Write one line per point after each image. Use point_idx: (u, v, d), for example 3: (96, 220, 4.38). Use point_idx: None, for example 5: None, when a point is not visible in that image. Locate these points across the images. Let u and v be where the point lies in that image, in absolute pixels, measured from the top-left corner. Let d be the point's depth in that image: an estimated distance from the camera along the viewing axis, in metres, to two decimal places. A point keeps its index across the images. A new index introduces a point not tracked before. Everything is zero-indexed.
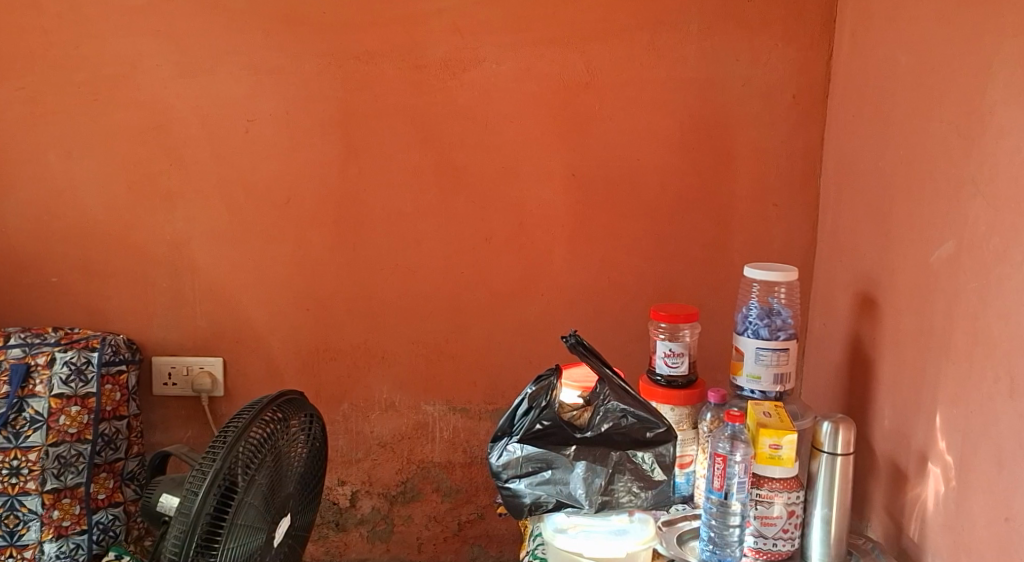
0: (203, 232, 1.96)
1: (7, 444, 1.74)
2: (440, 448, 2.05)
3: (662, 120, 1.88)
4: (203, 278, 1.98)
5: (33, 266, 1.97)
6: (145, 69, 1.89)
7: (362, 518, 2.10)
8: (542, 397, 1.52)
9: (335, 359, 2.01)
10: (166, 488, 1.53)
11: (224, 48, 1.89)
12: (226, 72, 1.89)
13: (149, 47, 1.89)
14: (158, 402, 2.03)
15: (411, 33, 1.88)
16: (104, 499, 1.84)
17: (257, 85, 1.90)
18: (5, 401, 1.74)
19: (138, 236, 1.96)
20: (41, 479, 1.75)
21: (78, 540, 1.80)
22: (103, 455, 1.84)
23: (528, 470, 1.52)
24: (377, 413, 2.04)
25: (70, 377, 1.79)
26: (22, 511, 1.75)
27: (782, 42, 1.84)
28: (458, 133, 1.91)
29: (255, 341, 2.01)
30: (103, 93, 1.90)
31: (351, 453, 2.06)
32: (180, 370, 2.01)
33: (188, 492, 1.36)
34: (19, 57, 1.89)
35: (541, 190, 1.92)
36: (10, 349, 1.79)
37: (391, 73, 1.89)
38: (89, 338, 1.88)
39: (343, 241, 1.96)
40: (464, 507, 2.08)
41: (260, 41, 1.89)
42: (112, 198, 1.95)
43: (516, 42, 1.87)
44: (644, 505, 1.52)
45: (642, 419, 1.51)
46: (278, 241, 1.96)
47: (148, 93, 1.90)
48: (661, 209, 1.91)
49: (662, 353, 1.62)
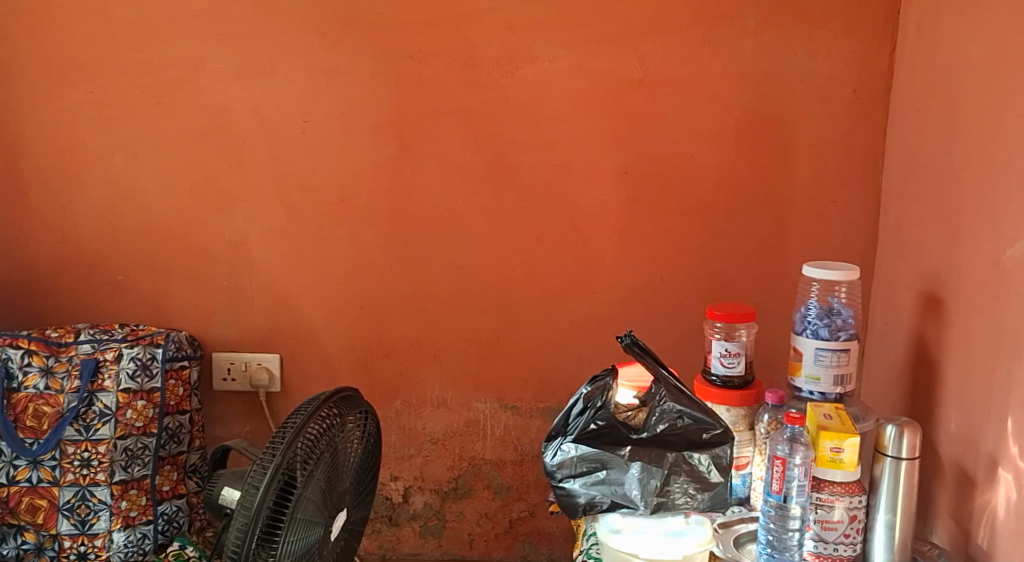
0: (261, 232, 2.01)
1: (78, 437, 1.81)
2: (491, 445, 2.07)
3: (717, 117, 1.86)
4: (261, 276, 2.03)
5: (100, 264, 2.04)
6: (207, 72, 1.94)
7: (415, 513, 2.13)
8: (598, 397, 1.52)
9: (388, 357, 2.04)
10: (228, 481, 1.57)
11: (282, 50, 1.92)
12: (284, 74, 1.93)
13: (210, 50, 1.93)
14: (217, 397, 2.09)
15: (464, 32, 1.89)
16: (168, 490, 1.90)
17: (314, 87, 1.93)
18: (76, 395, 1.81)
19: (199, 235, 2.02)
20: (111, 470, 1.81)
21: (145, 530, 1.85)
22: (167, 449, 1.90)
23: (582, 469, 1.52)
24: (430, 409, 2.06)
25: (136, 372, 1.85)
26: (93, 501, 1.81)
27: (843, 35, 1.80)
28: (510, 131, 1.91)
29: (310, 339, 2.04)
30: (166, 97, 1.96)
31: (404, 450, 2.09)
32: (239, 365, 2.05)
33: (250, 486, 1.40)
34: (87, 63, 1.95)
35: (593, 188, 1.92)
36: (81, 345, 1.86)
37: (444, 72, 1.90)
38: (154, 335, 1.93)
39: (396, 240, 1.98)
40: (516, 505, 2.09)
41: (317, 43, 1.91)
42: (175, 199, 2.00)
43: (569, 39, 1.87)
44: (700, 507, 1.51)
45: (699, 420, 1.49)
46: (333, 240, 1.99)
47: (209, 96, 1.95)
48: (715, 206, 1.89)
49: (717, 353, 1.60)
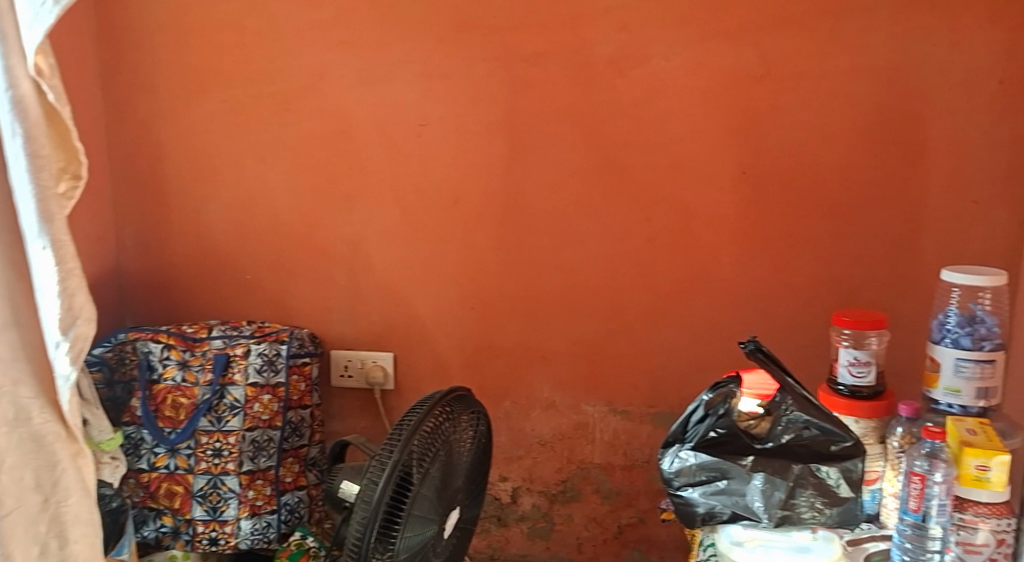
0: (378, 234, 2.06)
1: (211, 427, 1.91)
2: (600, 449, 2.05)
3: (844, 113, 1.77)
4: (377, 277, 2.08)
5: (230, 264, 2.15)
6: (330, 80, 2.01)
7: (523, 514, 2.13)
8: (720, 405, 1.47)
9: (498, 358, 2.06)
10: (348, 475, 1.62)
11: (400, 56, 1.97)
12: (402, 80, 1.98)
13: (333, 59, 2.00)
14: (335, 393, 2.16)
15: (578, 33, 1.87)
16: (290, 482, 1.98)
17: (430, 91, 1.97)
18: (209, 387, 1.92)
19: (320, 237, 2.09)
20: (239, 460, 1.90)
21: (269, 519, 1.94)
22: (290, 441, 1.98)
23: (701, 478, 1.47)
24: (539, 411, 2.06)
25: (263, 367, 1.94)
26: (223, 489, 1.90)
27: (985, 24, 1.68)
28: (624, 132, 1.89)
29: (424, 339, 2.09)
30: (292, 104, 2.04)
31: (513, 450, 2.10)
32: (355, 363, 2.12)
33: (369, 481, 1.44)
34: (219, 72, 2.06)
35: (709, 189, 1.87)
36: (213, 340, 1.97)
37: (558, 74, 1.90)
38: (279, 332, 2.02)
39: (508, 242, 1.99)
40: (625, 510, 2.08)
41: (433, 48, 1.95)
42: (298, 202, 2.09)
43: (686, 37, 1.83)
44: (828, 522, 1.44)
45: (827, 432, 1.43)
46: (447, 242, 2.03)
47: (331, 103, 2.02)
48: (840, 208, 1.81)
49: (845, 361, 1.52)
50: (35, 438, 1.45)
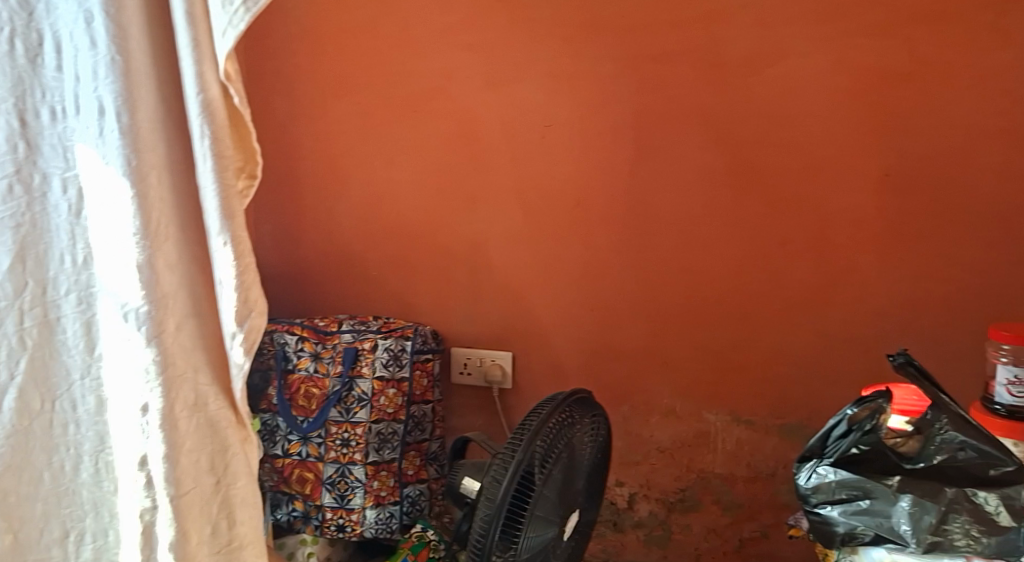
0: (500, 234, 2.08)
1: (340, 418, 1.98)
2: (722, 459, 2.00)
3: (1003, 113, 1.71)
4: (498, 277, 2.10)
5: (357, 261, 2.22)
6: (458, 81, 2.03)
7: (639, 522, 2.09)
8: (867, 421, 1.41)
9: (618, 361, 2.03)
10: (469, 471, 1.64)
11: (527, 57, 1.96)
12: (528, 80, 1.97)
13: (461, 60, 2.02)
14: (455, 389, 2.19)
15: (711, 31, 1.82)
16: (413, 474, 2.04)
17: (556, 92, 1.96)
18: (339, 379, 1.99)
19: (443, 236, 2.13)
20: (365, 451, 1.97)
21: (393, 509, 1.99)
22: (413, 435, 2.04)
23: (841, 496, 1.42)
24: (658, 418, 2.02)
25: (389, 361, 2.00)
26: (350, 478, 1.97)
27: None
28: (757, 133, 1.84)
29: (542, 339, 2.09)
30: (420, 106, 2.08)
31: (629, 456, 2.06)
32: (474, 361, 2.14)
33: (494, 478, 1.46)
34: (352, 77, 2.12)
35: (849, 192, 1.82)
36: (343, 334, 2.05)
37: (688, 73, 1.86)
38: (404, 328, 2.07)
39: (632, 244, 1.97)
40: (747, 523, 2.02)
41: (561, 49, 1.94)
42: (424, 201, 2.13)
43: (827, 34, 1.76)
44: (986, 553, 1.32)
45: (985, 454, 1.34)
46: (570, 243, 2.02)
47: (458, 104, 2.04)
48: (987, 213, 1.76)
49: (1004, 380, 1.42)
50: (210, 423, 1.28)
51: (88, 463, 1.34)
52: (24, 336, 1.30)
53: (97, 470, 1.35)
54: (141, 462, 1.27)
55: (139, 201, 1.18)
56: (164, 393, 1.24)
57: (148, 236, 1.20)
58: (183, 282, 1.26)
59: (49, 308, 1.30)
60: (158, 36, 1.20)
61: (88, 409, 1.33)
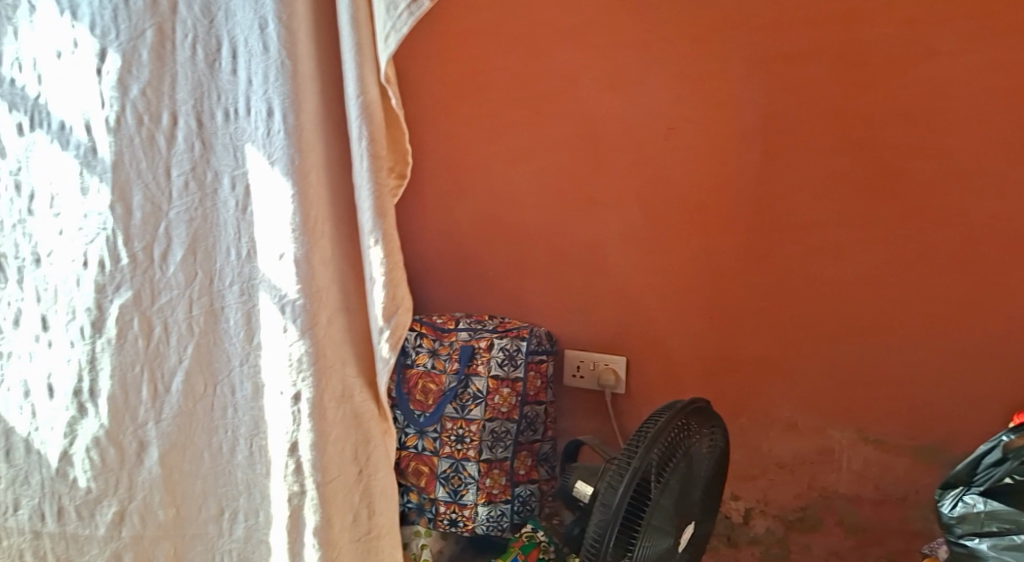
0: (619, 237, 2.04)
1: (455, 414, 2.01)
2: (847, 479, 1.91)
3: None
4: (615, 281, 2.07)
5: (475, 261, 2.24)
6: (581, 83, 2.01)
7: (755, 538, 2.01)
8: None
9: (736, 371, 1.97)
10: (582, 475, 1.62)
11: (652, 58, 1.92)
12: (653, 82, 1.93)
13: (584, 63, 1.99)
14: (566, 392, 2.18)
15: (850, 30, 1.74)
16: (524, 474, 2.05)
17: (681, 93, 1.91)
18: (456, 376, 2.03)
19: (561, 238, 2.11)
20: (479, 448, 1.99)
21: (503, 508, 2.00)
22: (525, 435, 2.04)
23: (991, 529, 1.32)
24: (778, 432, 1.95)
25: (504, 361, 2.02)
26: (463, 474, 1.99)
27: None
28: (898, 137, 1.75)
29: (658, 345, 2.05)
30: (542, 108, 2.06)
31: (746, 469, 1.99)
32: (588, 364, 2.13)
33: (609, 484, 1.44)
34: (475, 79, 2.13)
35: (998, 202, 1.71)
36: (460, 332, 2.09)
37: (823, 74, 1.78)
38: (520, 328, 2.08)
39: (755, 251, 1.90)
40: (874, 548, 1.91)
41: (688, 49, 1.88)
42: (542, 203, 2.11)
43: (980, 32, 1.66)
44: None
45: None
46: (690, 248, 1.97)
47: (580, 106, 2.02)
48: None
49: None
50: (355, 415, 1.37)
51: (243, 446, 1.42)
52: (192, 322, 1.39)
53: (252, 452, 1.42)
54: (291, 449, 1.37)
55: (298, 198, 1.27)
56: (316, 384, 1.33)
57: (306, 233, 1.28)
58: (337, 276, 1.34)
59: (214, 296, 1.39)
60: (322, 34, 1.26)
61: (246, 394, 1.40)
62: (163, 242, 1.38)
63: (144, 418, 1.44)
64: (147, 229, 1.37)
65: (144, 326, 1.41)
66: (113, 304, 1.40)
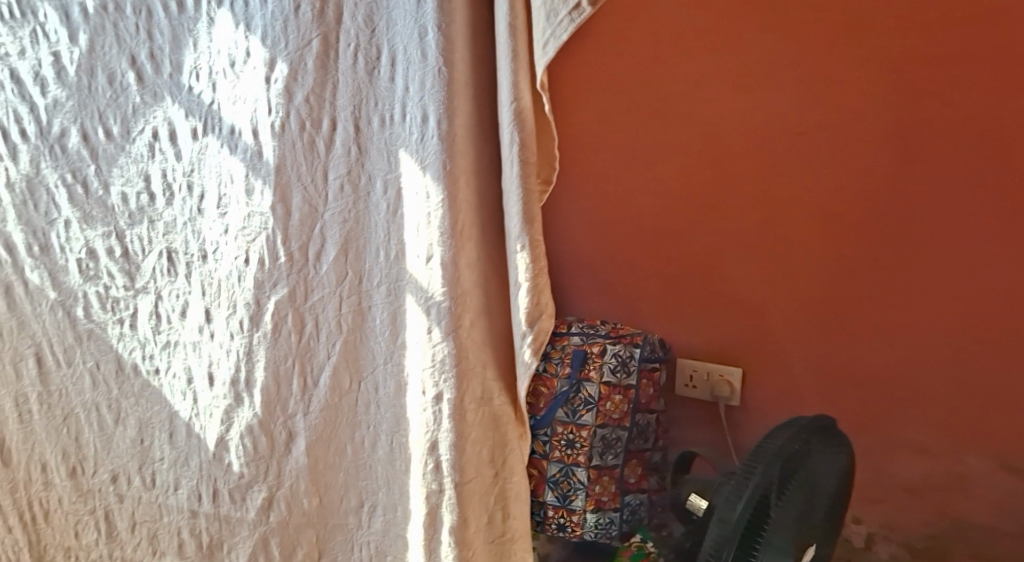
0: (667, 282, 1.56)
1: None
2: None
3: None
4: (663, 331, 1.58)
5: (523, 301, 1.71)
6: (690, 84, 1.45)
7: None
8: None
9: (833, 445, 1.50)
10: (695, 488, 1.40)
11: (792, 64, 1.38)
12: (780, 86, 1.39)
13: (700, 65, 1.44)
14: None
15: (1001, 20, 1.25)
16: None
17: (825, 105, 1.37)
18: None
19: (627, 278, 1.59)
20: None
21: None
22: None
23: None
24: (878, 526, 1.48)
25: None
26: None
27: None
28: None
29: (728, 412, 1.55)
30: (635, 121, 1.51)
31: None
32: None
33: (726, 496, 1.21)
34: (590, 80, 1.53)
35: None
36: None
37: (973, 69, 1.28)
38: None
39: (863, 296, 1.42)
40: None
41: (826, 57, 1.36)
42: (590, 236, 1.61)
43: None
44: None
45: None
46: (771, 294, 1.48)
47: (695, 117, 1.46)
48: None
49: None
50: (494, 418, 1.21)
51: (384, 442, 1.28)
52: (340, 319, 1.26)
53: (393, 446, 1.28)
54: (429, 443, 1.23)
55: (449, 202, 1.14)
56: (458, 383, 1.19)
57: (453, 234, 1.15)
58: (486, 277, 1.19)
59: (363, 294, 1.25)
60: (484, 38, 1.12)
61: (389, 391, 1.26)
62: (317, 242, 1.25)
63: (292, 409, 1.32)
64: (304, 229, 1.26)
65: (294, 323, 1.29)
66: (271, 300, 1.29)
